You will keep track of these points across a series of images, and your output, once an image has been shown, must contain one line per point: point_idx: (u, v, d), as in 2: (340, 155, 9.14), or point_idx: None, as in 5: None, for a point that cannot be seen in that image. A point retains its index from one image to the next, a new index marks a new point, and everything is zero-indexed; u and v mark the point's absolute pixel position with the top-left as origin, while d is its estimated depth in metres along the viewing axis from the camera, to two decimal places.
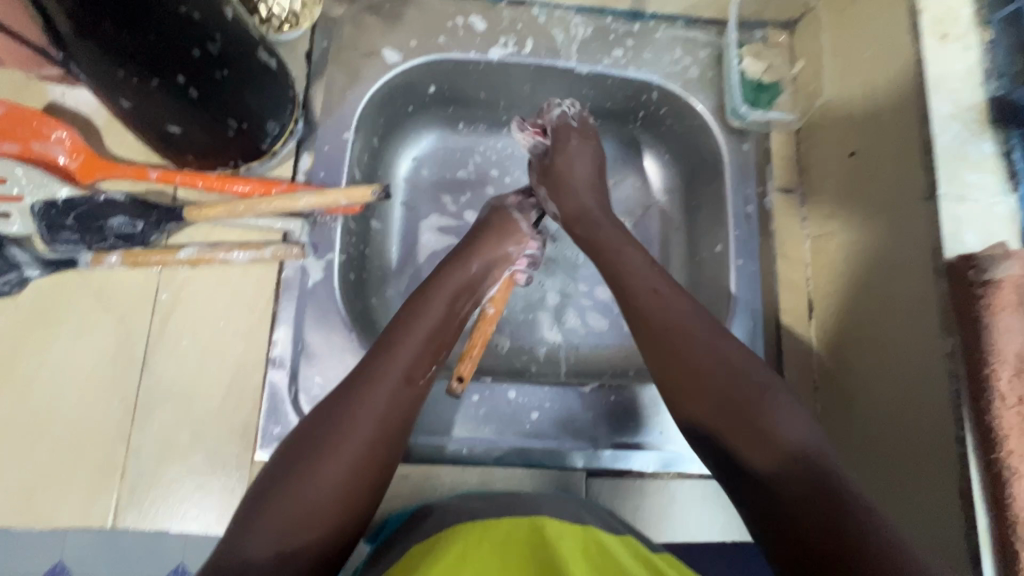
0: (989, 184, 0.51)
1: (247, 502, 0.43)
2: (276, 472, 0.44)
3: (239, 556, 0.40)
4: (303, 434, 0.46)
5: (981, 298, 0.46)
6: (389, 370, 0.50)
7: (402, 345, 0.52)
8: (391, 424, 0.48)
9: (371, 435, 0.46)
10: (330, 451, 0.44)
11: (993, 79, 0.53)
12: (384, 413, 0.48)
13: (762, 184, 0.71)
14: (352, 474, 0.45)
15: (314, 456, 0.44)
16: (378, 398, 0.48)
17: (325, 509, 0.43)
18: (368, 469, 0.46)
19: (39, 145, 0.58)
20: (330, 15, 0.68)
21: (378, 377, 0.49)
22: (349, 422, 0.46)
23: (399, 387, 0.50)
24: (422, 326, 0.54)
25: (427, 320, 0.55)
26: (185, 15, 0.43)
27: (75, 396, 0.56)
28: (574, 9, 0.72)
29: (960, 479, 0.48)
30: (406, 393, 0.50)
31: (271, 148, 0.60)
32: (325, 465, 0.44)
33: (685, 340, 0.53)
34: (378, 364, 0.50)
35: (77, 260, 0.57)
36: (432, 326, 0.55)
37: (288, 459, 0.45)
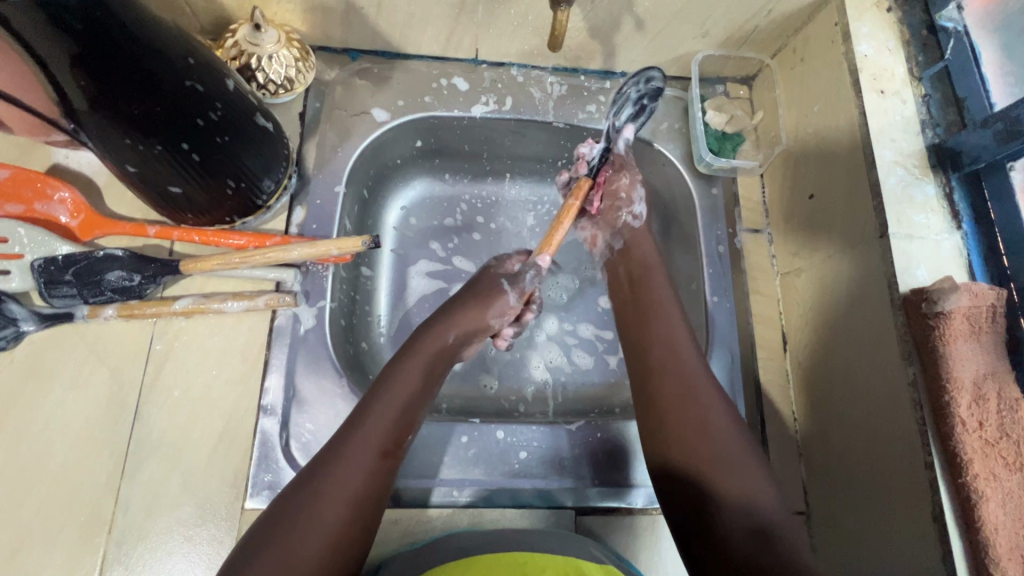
0: (935, 223, 0.56)
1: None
2: (243, 556, 0.45)
3: None
4: (275, 511, 0.47)
5: (935, 329, 0.50)
6: (360, 448, 0.51)
7: (372, 419, 0.53)
8: (364, 496, 0.49)
9: (341, 515, 0.47)
10: (298, 529, 0.46)
11: (929, 129, 0.59)
12: (356, 487, 0.49)
13: (731, 225, 0.75)
14: (321, 556, 0.45)
15: (286, 532, 0.45)
16: (348, 478, 0.49)
17: None
18: (337, 555, 0.46)
19: (42, 205, 0.60)
20: (323, 79, 0.73)
21: (350, 452, 0.50)
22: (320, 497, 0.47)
23: (374, 463, 0.51)
24: (396, 398, 0.55)
25: (402, 390, 0.56)
26: (189, 88, 0.47)
27: (65, 448, 0.56)
28: (549, 69, 0.78)
29: (933, 505, 0.49)
30: (379, 473, 0.51)
31: (266, 203, 0.63)
32: (298, 539, 0.45)
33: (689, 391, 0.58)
34: (347, 440, 0.51)
35: (74, 314, 0.59)
36: (408, 398, 0.56)
37: (255, 540, 0.45)
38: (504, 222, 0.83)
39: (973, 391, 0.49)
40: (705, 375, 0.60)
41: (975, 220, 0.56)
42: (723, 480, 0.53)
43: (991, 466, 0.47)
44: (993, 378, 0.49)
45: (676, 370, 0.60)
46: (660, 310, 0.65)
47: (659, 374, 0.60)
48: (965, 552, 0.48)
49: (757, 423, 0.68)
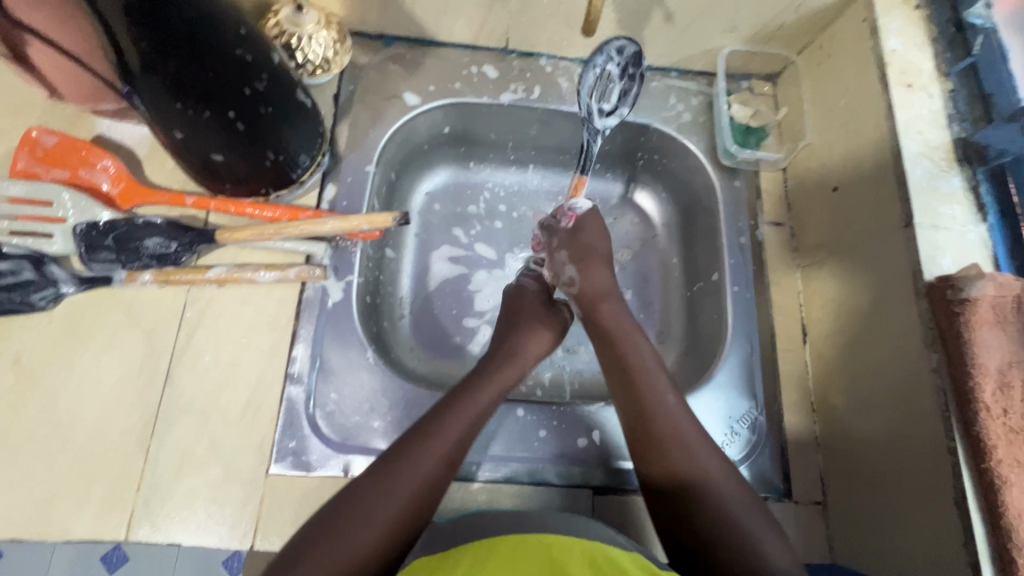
0: (960, 214, 0.57)
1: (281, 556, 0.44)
2: (304, 541, 0.45)
3: None
4: (340, 504, 0.47)
5: (960, 315, 0.50)
6: (434, 454, 0.50)
7: (451, 424, 0.53)
8: (427, 503, 0.49)
9: (404, 517, 0.47)
10: (365, 524, 0.46)
11: (956, 123, 0.60)
12: (424, 492, 0.49)
13: (753, 217, 0.76)
14: (377, 557, 0.45)
15: (351, 525, 0.46)
16: (419, 481, 0.49)
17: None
18: (391, 556, 0.46)
19: (86, 173, 0.62)
20: (357, 63, 0.75)
21: (424, 453, 0.50)
22: (390, 496, 0.47)
23: (444, 470, 0.51)
24: (480, 402, 0.56)
25: (490, 396, 0.57)
26: (239, 57, 0.49)
27: (100, 407, 0.58)
28: (577, 60, 0.79)
29: (954, 489, 0.50)
30: (447, 474, 0.51)
31: (300, 177, 0.65)
32: (361, 537, 0.45)
33: (683, 452, 0.54)
34: (427, 443, 0.51)
35: (112, 278, 0.61)
36: (488, 396, 0.57)
37: (318, 529, 0.46)
38: (525, 211, 0.84)
39: (999, 377, 0.49)
40: (693, 422, 0.56)
41: (1001, 213, 0.57)
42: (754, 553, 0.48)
43: (1016, 452, 0.47)
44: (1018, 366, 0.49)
45: (661, 423, 0.55)
46: (624, 344, 0.61)
47: (637, 413, 0.57)
48: (987, 538, 0.47)
49: (775, 413, 0.68)
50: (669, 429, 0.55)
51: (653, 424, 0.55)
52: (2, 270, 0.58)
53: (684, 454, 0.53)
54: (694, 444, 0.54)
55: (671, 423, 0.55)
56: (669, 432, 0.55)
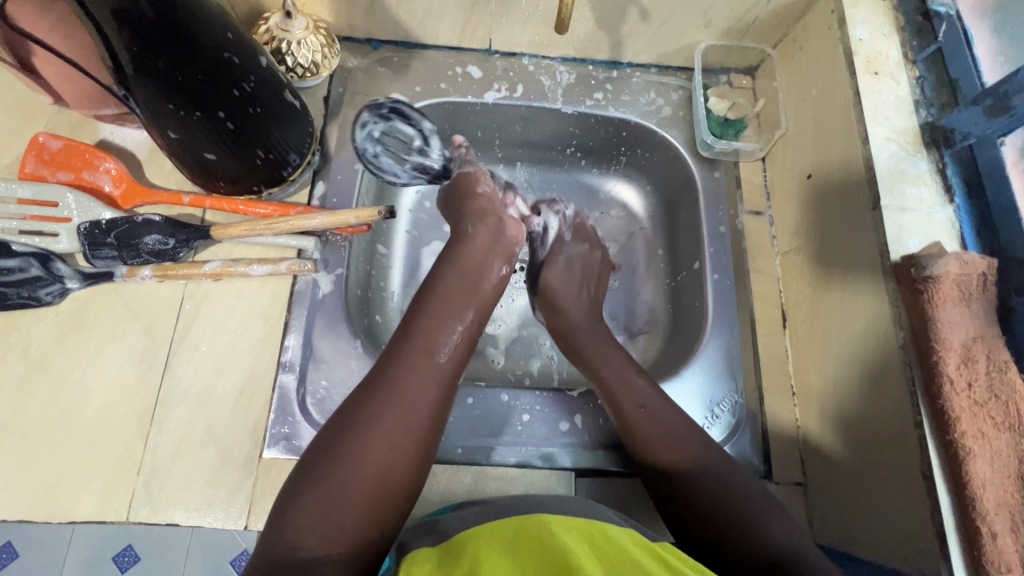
0: (927, 196, 0.58)
1: (291, 486, 0.48)
2: (313, 465, 0.48)
3: (291, 531, 0.45)
4: (337, 426, 0.50)
5: (924, 292, 0.52)
6: (411, 364, 0.54)
7: (422, 339, 0.56)
8: (422, 413, 0.52)
9: (401, 428, 0.50)
10: (364, 437, 0.49)
11: (922, 108, 0.62)
12: (415, 403, 0.52)
13: (733, 207, 0.77)
14: (383, 468, 0.49)
15: (349, 441, 0.49)
16: (407, 393, 0.52)
17: (355, 502, 0.47)
18: (399, 465, 0.50)
19: (89, 175, 0.66)
20: (346, 66, 0.78)
21: (406, 368, 0.54)
22: (380, 410, 0.51)
23: (429, 382, 0.54)
24: (443, 312, 0.59)
25: (450, 306, 0.60)
26: (225, 59, 0.52)
27: (103, 395, 0.61)
28: (559, 59, 0.82)
29: (922, 462, 0.51)
30: (439, 390, 0.54)
31: (291, 175, 0.68)
32: (364, 450, 0.49)
33: (668, 435, 0.59)
34: (402, 360, 0.54)
35: (114, 274, 0.64)
36: (449, 307, 0.60)
37: (321, 450, 0.49)
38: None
39: (962, 352, 0.50)
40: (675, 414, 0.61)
41: (967, 193, 0.58)
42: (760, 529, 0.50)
43: (979, 425, 0.48)
44: (981, 341, 0.51)
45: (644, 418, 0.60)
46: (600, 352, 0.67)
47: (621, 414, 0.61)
48: (953, 509, 0.48)
49: (755, 396, 0.69)
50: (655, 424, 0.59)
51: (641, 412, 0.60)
52: (10, 267, 0.62)
53: (668, 436, 0.59)
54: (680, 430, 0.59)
55: (656, 416, 0.60)
56: (651, 425, 0.59)
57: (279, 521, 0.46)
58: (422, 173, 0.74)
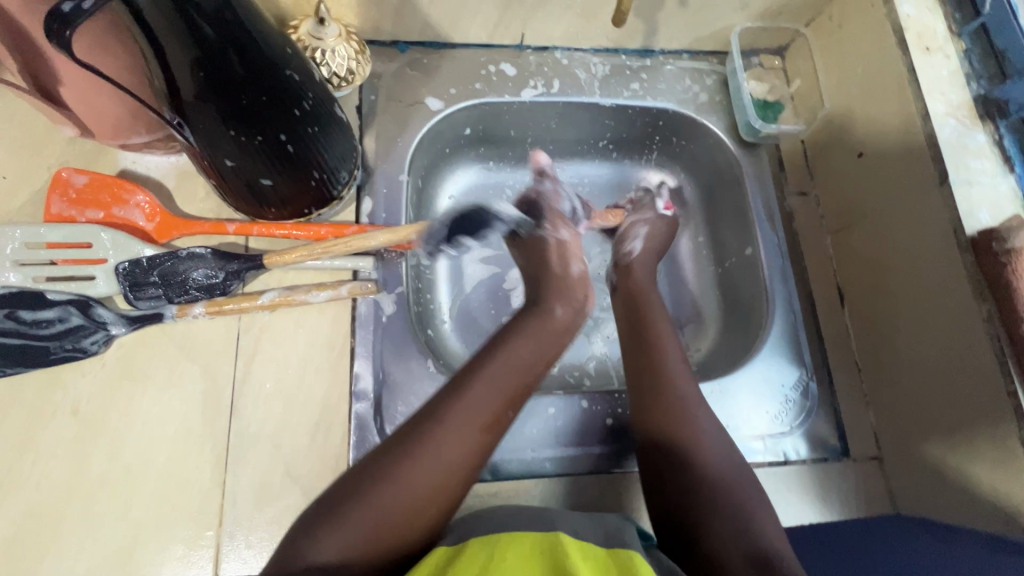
0: (989, 168, 0.59)
1: (316, 507, 0.49)
2: (345, 491, 0.49)
3: (305, 556, 0.45)
4: (377, 459, 0.51)
5: (1007, 264, 0.52)
6: (464, 415, 0.53)
7: (475, 389, 0.55)
8: (460, 463, 0.51)
9: (439, 473, 0.50)
10: (401, 476, 0.49)
11: (974, 81, 0.62)
12: (457, 453, 0.51)
13: (779, 190, 0.78)
14: (410, 511, 0.48)
15: (386, 477, 0.49)
16: (454, 440, 0.52)
17: (377, 537, 0.47)
18: (426, 508, 0.49)
19: (120, 210, 0.61)
20: (374, 72, 0.74)
21: (457, 416, 0.53)
22: (422, 451, 0.50)
23: (479, 435, 0.53)
24: (500, 366, 0.58)
25: (506, 361, 0.58)
26: (288, 77, 0.48)
27: (167, 447, 0.57)
28: (591, 50, 0.80)
29: (1019, 429, 0.52)
30: (484, 444, 0.53)
31: (340, 194, 0.64)
32: (397, 489, 0.48)
33: (692, 427, 0.59)
34: (455, 407, 0.53)
35: (162, 315, 0.59)
36: (505, 362, 0.58)
37: (356, 479, 0.49)
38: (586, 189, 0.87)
39: None
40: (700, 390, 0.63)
41: None
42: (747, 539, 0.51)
43: None
44: None
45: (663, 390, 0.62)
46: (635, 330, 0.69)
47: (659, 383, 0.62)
48: None
49: (824, 376, 0.70)
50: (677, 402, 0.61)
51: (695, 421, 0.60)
52: (48, 318, 0.57)
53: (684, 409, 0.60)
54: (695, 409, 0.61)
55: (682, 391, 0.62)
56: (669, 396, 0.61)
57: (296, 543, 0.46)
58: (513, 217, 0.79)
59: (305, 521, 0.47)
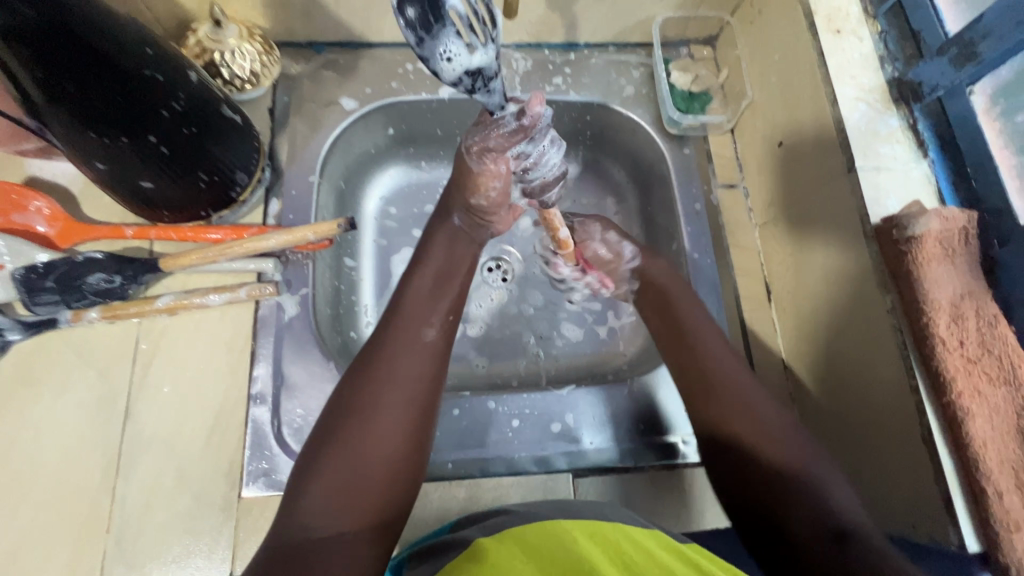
0: (901, 153, 0.57)
1: (295, 473, 0.47)
2: (316, 448, 0.47)
3: (301, 520, 0.43)
4: (338, 403, 0.49)
5: (908, 253, 0.50)
6: (407, 334, 0.52)
7: (408, 306, 0.54)
8: (422, 384, 0.50)
9: (404, 400, 0.49)
10: (365, 416, 0.47)
11: (889, 63, 0.60)
12: (414, 375, 0.50)
13: (706, 182, 0.75)
14: (391, 447, 0.47)
15: (353, 419, 0.47)
16: (409, 365, 0.50)
17: (366, 481, 0.45)
18: (407, 438, 0.48)
19: (19, 217, 0.60)
20: (288, 74, 0.74)
21: (401, 339, 0.52)
22: (379, 382, 0.49)
23: (427, 349, 0.52)
24: (429, 277, 0.57)
25: (433, 272, 0.58)
26: (149, 78, 0.47)
27: (59, 453, 0.56)
28: (513, 45, 0.78)
29: (922, 427, 0.49)
30: (438, 358, 0.52)
31: (240, 196, 0.63)
32: (368, 430, 0.47)
33: (740, 397, 0.55)
34: (393, 330, 0.52)
35: (57, 320, 0.58)
36: (429, 271, 0.57)
37: (326, 430, 0.48)
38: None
39: (952, 310, 0.49)
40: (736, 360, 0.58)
41: (941, 147, 0.56)
42: (830, 518, 0.47)
43: (976, 383, 0.47)
44: (970, 297, 0.50)
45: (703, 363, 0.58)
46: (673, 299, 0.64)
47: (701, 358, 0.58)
48: (958, 471, 0.47)
49: None
50: (726, 371, 0.57)
51: (709, 376, 0.57)
52: None
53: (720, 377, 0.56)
54: (744, 381, 0.56)
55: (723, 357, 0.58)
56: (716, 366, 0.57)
57: (286, 513, 0.45)
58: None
59: (293, 484, 0.46)
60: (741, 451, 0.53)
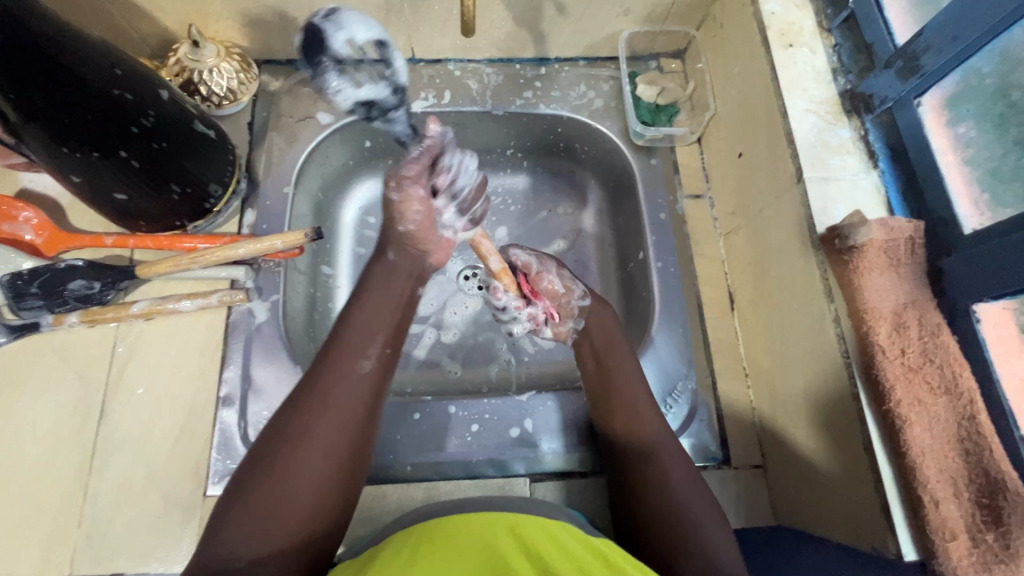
0: (851, 164, 0.57)
1: (220, 504, 0.47)
2: (241, 482, 0.47)
3: (219, 552, 0.44)
4: (268, 438, 0.48)
5: (851, 262, 0.51)
6: (343, 369, 0.51)
7: (353, 338, 0.53)
8: (353, 423, 0.50)
9: (332, 438, 0.48)
10: (290, 453, 0.47)
11: (840, 76, 0.61)
12: (347, 413, 0.50)
13: (672, 192, 0.77)
14: (315, 484, 0.47)
15: (278, 455, 0.47)
16: (340, 401, 0.50)
17: (288, 517, 0.45)
18: (333, 475, 0.48)
19: (8, 226, 0.63)
20: (268, 90, 0.77)
21: (333, 374, 0.51)
22: (310, 419, 0.48)
23: (360, 386, 0.51)
24: (374, 309, 0.56)
25: (379, 302, 0.57)
26: (117, 96, 0.51)
27: (36, 451, 0.59)
28: (485, 61, 0.81)
29: (862, 435, 0.50)
30: (373, 396, 0.52)
31: (215, 207, 0.66)
32: (293, 468, 0.46)
33: (631, 414, 0.59)
34: (329, 364, 0.51)
35: (40, 324, 0.62)
36: (375, 301, 0.56)
37: (252, 465, 0.48)
38: (513, 206, 0.86)
39: (894, 319, 0.49)
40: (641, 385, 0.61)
41: (890, 158, 0.57)
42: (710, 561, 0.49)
43: (916, 391, 0.47)
44: (913, 307, 0.50)
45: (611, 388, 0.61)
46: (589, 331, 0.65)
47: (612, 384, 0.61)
48: (896, 479, 0.47)
49: (708, 382, 0.69)
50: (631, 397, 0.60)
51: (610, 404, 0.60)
52: None
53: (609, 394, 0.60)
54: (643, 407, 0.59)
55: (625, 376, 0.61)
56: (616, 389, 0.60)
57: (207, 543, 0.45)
58: (401, 93, 0.55)
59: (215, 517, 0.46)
60: (640, 481, 0.55)
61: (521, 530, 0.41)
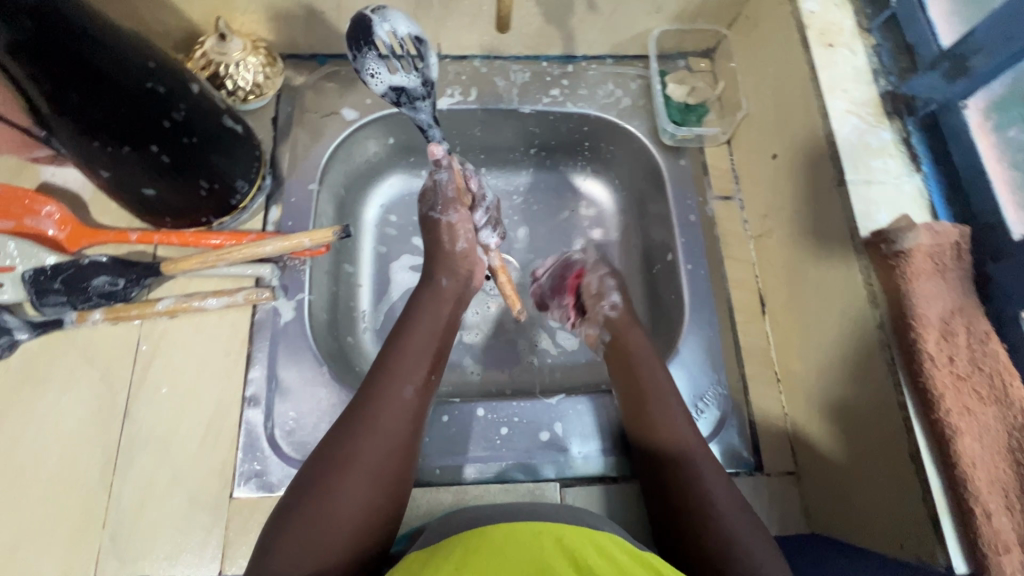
0: (894, 167, 0.56)
1: (267, 528, 0.47)
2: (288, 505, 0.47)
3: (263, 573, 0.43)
4: (316, 461, 0.49)
5: (898, 267, 0.50)
6: (387, 392, 0.52)
7: (396, 363, 0.55)
8: (398, 446, 0.50)
9: (378, 459, 0.49)
10: (339, 474, 0.47)
11: (882, 77, 0.60)
12: (391, 435, 0.51)
13: (701, 193, 0.76)
14: (361, 505, 0.47)
15: (325, 478, 0.47)
16: (385, 424, 0.51)
17: (332, 539, 0.45)
18: (377, 496, 0.48)
19: (30, 221, 0.61)
20: (291, 85, 0.76)
21: (380, 397, 0.52)
22: (357, 440, 0.49)
23: (404, 409, 0.52)
24: (417, 335, 0.57)
25: (420, 330, 0.58)
26: (149, 90, 0.50)
27: (60, 449, 0.58)
28: (511, 58, 0.79)
29: (909, 444, 0.49)
30: (416, 419, 0.53)
31: (241, 203, 0.65)
32: (340, 489, 0.47)
33: (667, 421, 0.58)
34: (374, 388, 0.53)
35: (63, 320, 0.61)
36: (416, 329, 0.58)
37: (299, 487, 0.48)
38: (536, 206, 0.85)
39: (941, 327, 0.48)
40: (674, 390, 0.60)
41: (934, 162, 0.56)
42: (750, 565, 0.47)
43: (966, 401, 0.46)
44: (961, 314, 0.48)
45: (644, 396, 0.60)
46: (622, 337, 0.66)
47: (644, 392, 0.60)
48: (945, 489, 0.46)
49: (738, 386, 0.68)
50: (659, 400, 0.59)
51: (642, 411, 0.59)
52: None
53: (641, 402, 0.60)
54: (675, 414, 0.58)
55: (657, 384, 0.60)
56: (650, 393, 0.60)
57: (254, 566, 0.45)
58: (430, 86, 0.58)
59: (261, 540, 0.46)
60: (676, 489, 0.54)
61: (569, 542, 0.40)
